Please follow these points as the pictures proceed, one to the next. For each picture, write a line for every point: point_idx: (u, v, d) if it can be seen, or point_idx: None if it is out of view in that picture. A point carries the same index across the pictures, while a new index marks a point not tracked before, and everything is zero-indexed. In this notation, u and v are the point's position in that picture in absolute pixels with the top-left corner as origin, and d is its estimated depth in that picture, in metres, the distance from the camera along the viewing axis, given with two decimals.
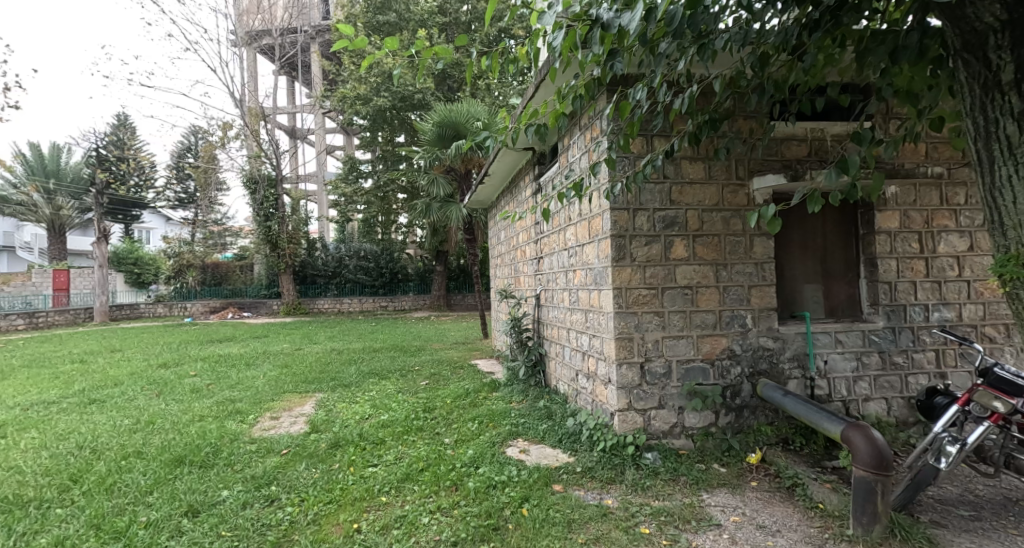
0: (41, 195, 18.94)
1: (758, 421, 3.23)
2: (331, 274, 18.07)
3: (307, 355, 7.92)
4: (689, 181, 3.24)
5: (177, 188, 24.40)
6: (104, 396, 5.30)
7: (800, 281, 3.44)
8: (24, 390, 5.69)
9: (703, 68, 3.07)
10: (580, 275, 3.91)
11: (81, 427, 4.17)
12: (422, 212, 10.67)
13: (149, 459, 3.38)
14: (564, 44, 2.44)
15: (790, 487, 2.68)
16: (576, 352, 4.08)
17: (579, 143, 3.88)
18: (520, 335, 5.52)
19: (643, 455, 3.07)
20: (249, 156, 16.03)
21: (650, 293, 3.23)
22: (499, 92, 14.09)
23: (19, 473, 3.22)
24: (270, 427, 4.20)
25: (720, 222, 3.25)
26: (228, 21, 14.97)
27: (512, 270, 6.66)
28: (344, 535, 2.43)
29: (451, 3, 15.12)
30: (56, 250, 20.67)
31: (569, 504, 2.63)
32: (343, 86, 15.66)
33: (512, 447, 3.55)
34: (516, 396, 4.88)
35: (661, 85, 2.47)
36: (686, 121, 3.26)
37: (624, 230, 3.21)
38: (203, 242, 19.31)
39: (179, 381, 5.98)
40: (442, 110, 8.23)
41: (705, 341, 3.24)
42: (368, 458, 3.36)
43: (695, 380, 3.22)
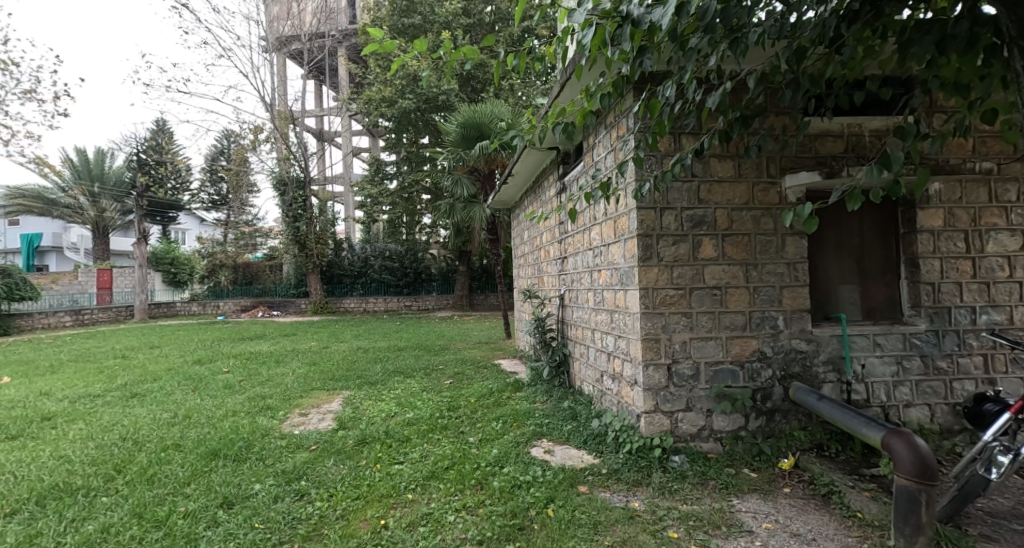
0: (86, 198, 19.74)
1: (791, 425, 3.14)
2: (357, 274, 18.40)
3: (334, 353, 8.05)
4: (717, 179, 3.18)
5: (211, 190, 25.19)
6: (144, 390, 5.50)
7: (835, 282, 3.34)
8: (72, 384, 5.94)
9: (734, 64, 3.02)
10: (605, 275, 3.88)
11: (125, 420, 4.33)
12: (446, 212, 10.72)
13: (187, 452, 3.49)
14: (593, 43, 2.43)
15: (826, 495, 2.61)
16: (601, 353, 4.04)
17: (605, 141, 3.86)
18: (544, 335, 5.52)
19: (670, 458, 3.03)
20: (279, 158, 16.44)
21: (678, 293, 3.18)
22: (523, 92, 14.08)
23: (69, 462, 3.36)
24: (299, 423, 4.28)
25: (750, 221, 3.18)
26: (260, 27, 15.42)
27: (536, 269, 6.63)
28: (371, 531, 2.46)
29: (476, 4, 15.19)
30: (99, 250, 21.56)
31: (595, 505, 2.61)
32: (369, 88, 15.90)
33: (537, 447, 3.54)
34: (541, 396, 4.86)
35: (692, 83, 2.43)
36: (716, 118, 3.20)
37: (651, 229, 3.17)
38: (235, 242, 19.87)
39: (213, 377, 6.15)
40: (466, 110, 8.27)
41: (734, 342, 3.17)
42: (394, 455, 3.40)
43: (724, 382, 3.15)
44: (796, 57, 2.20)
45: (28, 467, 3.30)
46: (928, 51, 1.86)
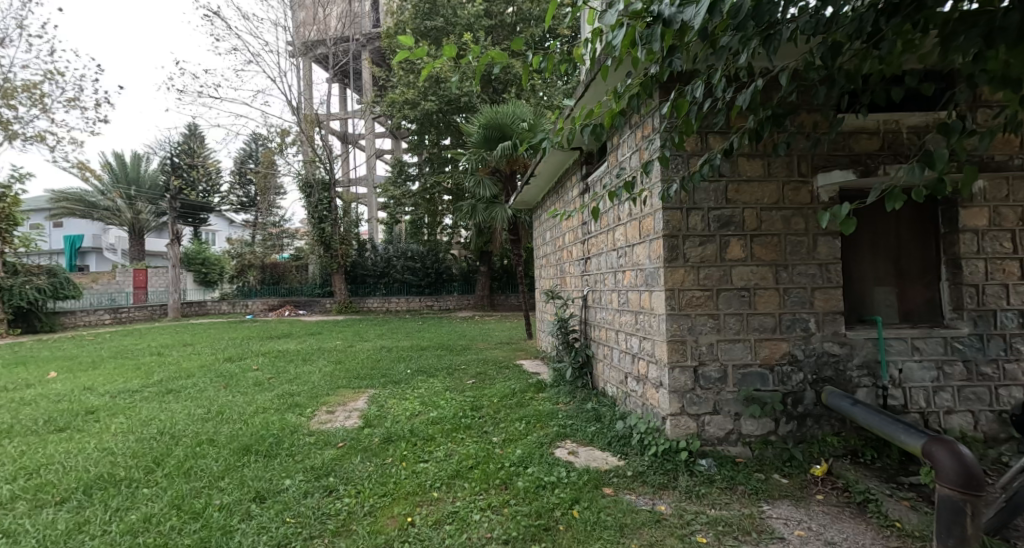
0: (123, 200, 20.48)
1: (824, 431, 3.04)
2: (380, 274, 18.65)
3: (358, 352, 8.17)
4: (746, 178, 3.13)
5: (240, 192, 25.91)
6: (178, 386, 5.68)
7: (870, 284, 3.24)
8: (112, 379, 6.17)
9: (766, 61, 2.96)
10: (629, 276, 3.84)
11: (161, 415, 4.48)
12: (468, 213, 10.80)
13: (220, 446, 3.59)
14: (623, 43, 2.43)
15: (862, 503, 2.54)
16: (625, 354, 4.01)
17: (630, 141, 3.83)
18: (567, 336, 5.50)
19: (697, 461, 2.99)
20: (305, 161, 16.80)
21: (704, 295, 3.13)
22: (544, 93, 14.07)
23: (112, 455, 3.49)
24: (326, 420, 4.37)
25: (780, 221, 3.11)
26: (287, 33, 15.80)
27: (558, 270, 6.61)
28: (399, 527, 2.49)
29: (497, 5, 15.24)
30: (135, 251, 22.39)
31: (621, 507, 2.60)
32: (392, 91, 16.05)
33: (561, 448, 3.54)
34: (563, 397, 4.84)
35: (721, 81, 2.42)
36: (745, 117, 3.14)
37: (677, 229, 3.14)
38: (263, 243, 20.33)
39: (243, 375, 6.32)
40: (488, 111, 8.28)
41: (763, 345, 3.10)
42: (419, 453, 3.43)
43: (753, 386, 3.09)
44: (831, 52, 2.15)
45: (74, 458, 3.45)
46: (976, 44, 1.79)
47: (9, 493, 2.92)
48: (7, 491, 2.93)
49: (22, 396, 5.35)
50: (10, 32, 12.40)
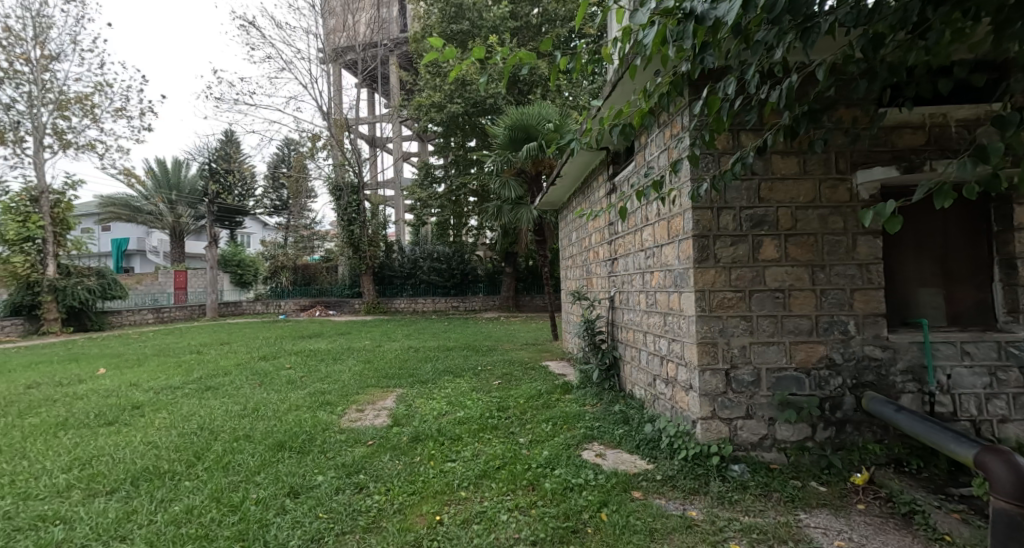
0: (165, 205, 21.31)
1: (864, 438, 2.93)
2: (407, 274, 18.90)
3: (387, 352, 8.28)
4: (780, 176, 3.05)
5: (273, 196, 26.64)
6: (217, 383, 5.87)
7: (914, 285, 3.12)
8: (155, 376, 6.43)
9: (802, 56, 2.88)
10: (658, 277, 3.79)
11: (201, 411, 4.63)
12: (494, 214, 10.87)
13: (256, 442, 3.69)
14: (654, 41, 2.41)
15: (907, 515, 2.43)
16: (654, 356, 3.95)
17: (658, 140, 3.78)
18: (594, 337, 5.45)
19: (730, 467, 2.92)
20: (335, 165, 17.16)
21: (736, 296, 3.07)
22: (570, 93, 14.01)
23: (156, 448, 3.63)
24: (356, 418, 4.45)
25: (817, 220, 3.01)
26: (318, 40, 16.19)
27: (585, 271, 6.57)
28: (428, 526, 2.52)
29: (522, 7, 15.26)
30: (176, 253, 23.29)
31: (650, 512, 2.56)
32: (419, 94, 16.22)
33: (589, 450, 3.51)
34: (590, 399, 4.82)
35: (755, 77, 2.37)
36: (779, 114, 3.07)
37: (708, 229, 3.09)
38: (295, 245, 20.86)
39: (277, 373, 6.48)
40: (514, 113, 8.29)
41: (798, 348, 3.02)
42: (447, 453, 3.46)
43: (787, 390, 3.01)
44: (873, 45, 2.08)
45: (122, 450, 3.60)
46: None
47: (64, 482, 3.07)
48: (62, 481, 3.07)
49: (74, 391, 5.62)
50: (64, 47, 13.07)
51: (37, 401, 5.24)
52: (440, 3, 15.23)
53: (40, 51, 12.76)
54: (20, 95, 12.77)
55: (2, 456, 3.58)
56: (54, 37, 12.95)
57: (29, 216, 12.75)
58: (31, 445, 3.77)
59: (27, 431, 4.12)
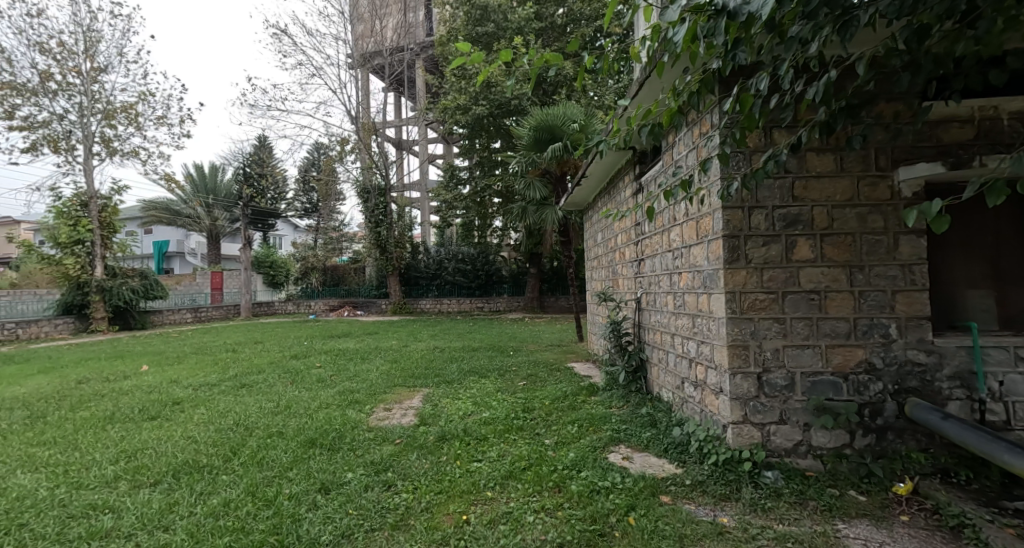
0: (202, 208, 22.05)
1: (908, 447, 2.81)
2: (433, 275, 19.08)
3: (413, 352, 8.36)
4: (815, 174, 2.97)
5: (303, 199, 27.28)
6: (251, 381, 6.04)
7: (962, 286, 2.98)
8: (194, 373, 6.65)
9: (840, 49, 2.79)
10: (686, 278, 3.72)
11: (236, 407, 4.77)
12: (519, 215, 10.87)
13: (289, 439, 3.78)
14: (685, 39, 2.38)
15: (955, 528, 2.32)
16: (682, 359, 3.89)
17: (687, 139, 3.72)
18: (620, 339, 5.39)
19: (762, 473, 2.84)
20: (363, 168, 17.44)
21: (769, 297, 2.99)
22: (596, 93, 13.92)
23: (195, 443, 3.75)
24: (384, 417, 4.50)
25: (855, 219, 2.91)
26: (347, 46, 16.51)
27: (611, 271, 6.51)
28: (454, 525, 2.53)
29: (547, 7, 15.24)
30: (213, 255, 24.07)
31: (680, 517, 2.52)
32: (445, 97, 16.36)
33: (615, 453, 3.47)
34: (617, 401, 4.76)
35: (789, 72, 2.30)
36: (815, 110, 2.98)
37: (739, 229, 3.02)
38: (324, 246, 21.28)
39: (308, 371, 6.63)
40: (538, 113, 8.28)
41: (835, 351, 2.92)
42: (473, 453, 3.47)
43: (823, 395, 2.91)
44: (917, 36, 2.00)
45: (164, 444, 3.74)
46: None
47: (112, 473, 3.20)
48: (110, 472, 3.20)
49: (120, 387, 5.86)
50: (112, 59, 13.65)
51: (85, 396, 5.47)
52: (466, 6, 15.31)
53: (90, 64, 13.36)
54: (72, 106, 13.39)
55: (55, 447, 3.75)
56: (102, 50, 13.54)
57: (78, 220, 13.32)
58: (81, 437, 3.94)
59: (77, 425, 4.31)
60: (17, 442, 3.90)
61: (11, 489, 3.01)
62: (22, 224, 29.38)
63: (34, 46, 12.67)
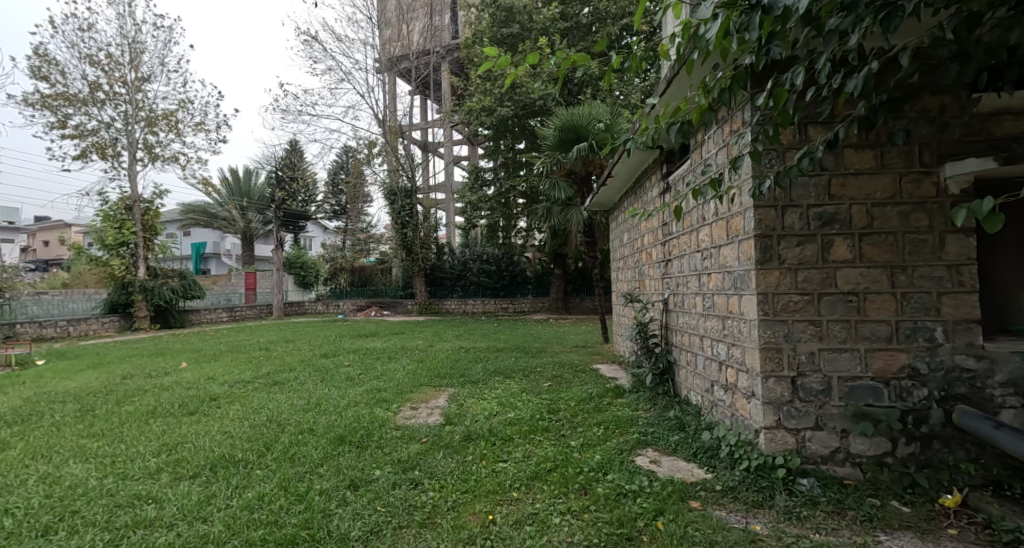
0: (237, 211, 22.73)
1: (955, 456, 2.67)
2: (457, 276, 19.20)
3: (438, 352, 8.40)
4: (854, 171, 2.86)
5: (332, 202, 27.83)
6: (283, 378, 6.18)
7: (1014, 288, 2.84)
8: (229, 371, 6.84)
9: (882, 41, 2.69)
10: (716, 279, 3.64)
11: (269, 404, 4.88)
12: (544, 216, 10.82)
13: (319, 436, 3.84)
14: (716, 34, 2.33)
15: (1008, 544, 2.20)
16: (711, 361, 3.80)
17: (716, 138, 3.64)
18: (647, 341, 5.31)
19: (797, 480, 2.76)
20: (390, 170, 17.68)
21: (804, 299, 2.90)
22: (621, 92, 13.77)
23: (231, 438, 3.85)
24: (410, 415, 4.54)
25: (897, 218, 2.79)
26: (374, 51, 16.77)
27: (637, 272, 6.43)
28: (480, 524, 2.53)
29: (572, 7, 15.15)
30: (247, 256, 24.80)
31: (710, 523, 2.46)
32: (470, 99, 16.45)
33: (643, 456, 3.42)
34: (643, 403, 4.70)
35: (827, 66, 2.23)
36: (854, 104, 2.87)
37: (771, 228, 2.94)
38: (352, 247, 21.64)
39: (336, 370, 6.73)
40: (564, 114, 8.23)
41: (876, 356, 2.80)
42: (499, 453, 3.46)
43: (862, 400, 2.80)
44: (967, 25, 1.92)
45: (201, 438, 3.86)
46: None
47: (155, 465, 3.31)
48: (153, 464, 3.32)
49: (161, 383, 6.07)
50: (155, 68, 14.18)
51: (129, 391, 5.69)
52: (491, 9, 15.35)
53: (135, 74, 13.91)
54: (118, 114, 13.97)
55: (104, 439, 3.91)
56: (146, 60, 14.09)
57: (123, 223, 13.93)
58: (127, 430, 4.10)
59: (123, 418, 4.49)
60: (69, 434, 4.08)
61: (65, 478, 3.15)
62: (72, 227, 30.81)
63: (85, 58, 13.26)
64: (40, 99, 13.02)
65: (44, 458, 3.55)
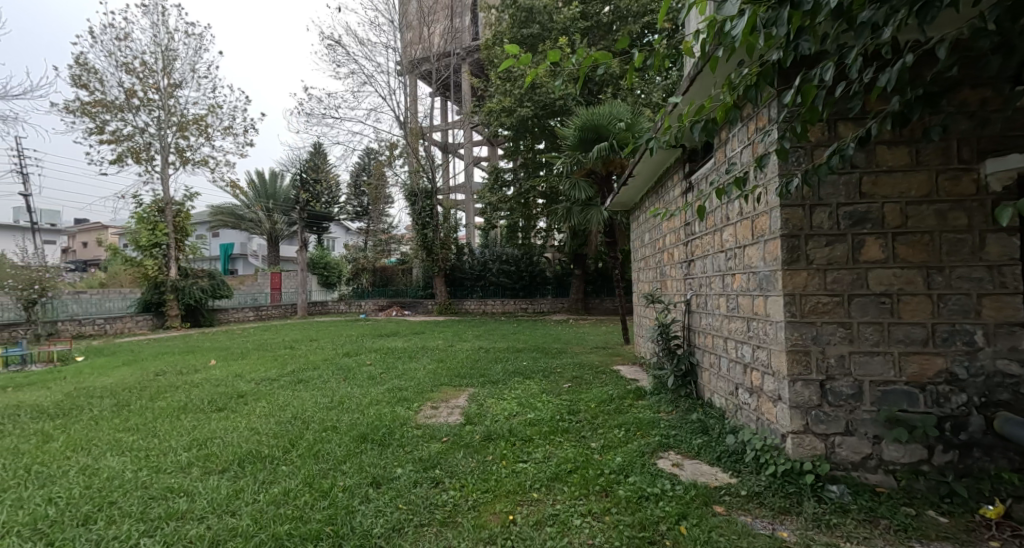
0: (263, 212, 23.22)
1: (997, 466, 2.52)
2: (477, 276, 19.26)
3: (459, 351, 8.43)
4: (887, 169, 2.77)
5: (355, 203, 28.20)
6: (307, 377, 6.27)
7: None
8: (256, 368, 6.98)
9: (917, 33, 2.60)
10: (741, 280, 3.57)
11: (294, 402, 4.96)
12: (564, 216, 10.76)
13: (342, 433, 3.89)
14: (743, 30, 2.28)
15: None
16: (736, 364, 3.73)
17: (741, 136, 3.57)
18: (668, 342, 5.23)
19: (826, 487, 2.68)
20: (411, 171, 17.82)
21: (833, 301, 2.82)
22: (643, 90, 13.61)
23: (257, 434, 3.92)
24: (431, 415, 4.56)
25: (932, 217, 2.69)
26: (396, 54, 16.93)
27: (658, 273, 6.34)
28: (501, 524, 2.52)
29: (593, 6, 15.03)
30: (272, 257, 25.29)
31: (735, 529, 2.40)
32: (490, 100, 16.47)
33: (665, 459, 3.37)
34: (665, 406, 4.63)
35: (859, 60, 2.17)
36: (886, 100, 2.78)
37: (799, 228, 2.87)
38: (374, 248, 21.89)
39: (359, 369, 6.81)
40: (584, 114, 8.17)
41: (910, 360, 2.70)
42: (518, 454, 3.45)
43: (896, 405, 2.71)
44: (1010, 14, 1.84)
45: (230, 434, 3.94)
46: None
47: (186, 459, 3.40)
48: (184, 458, 3.40)
49: (191, 379, 6.23)
50: (186, 75, 14.57)
51: (162, 387, 5.85)
52: (511, 9, 15.34)
53: (167, 80, 14.31)
54: (152, 120, 14.39)
55: (138, 433, 4.02)
56: (178, 67, 14.47)
57: (156, 225, 14.38)
58: (159, 425, 4.20)
59: (155, 413, 4.61)
60: (106, 428, 4.21)
61: (102, 470, 3.25)
62: (108, 228, 31.92)
63: (122, 66, 13.69)
64: (80, 106, 13.49)
65: (83, 450, 3.66)
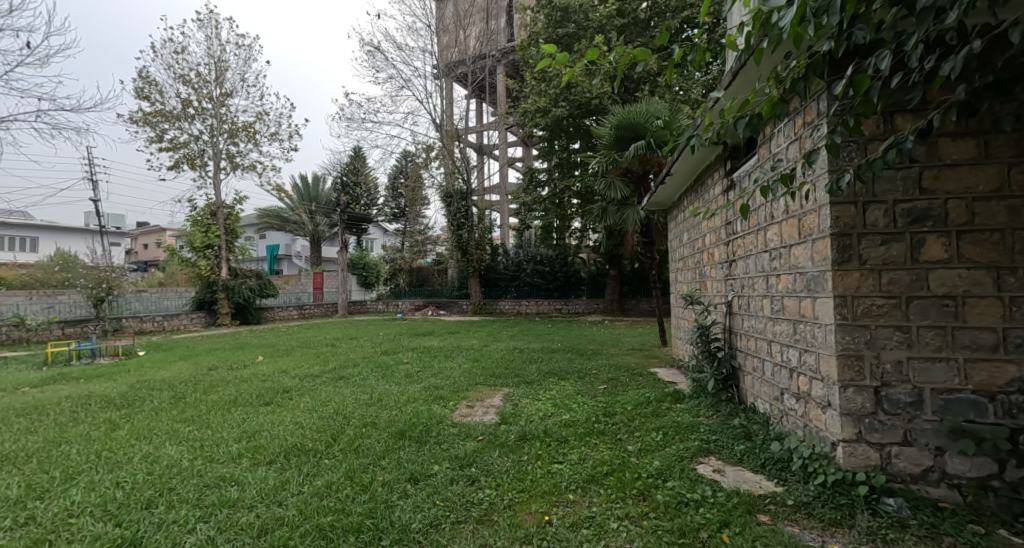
0: (306, 214, 23.94)
1: None
2: (512, 276, 19.29)
3: (494, 351, 8.44)
4: (950, 163, 2.59)
5: (392, 205, 28.68)
6: (348, 374, 6.41)
7: None
8: (300, 365, 7.19)
9: (985, 16, 2.42)
10: (786, 280, 3.43)
11: (335, 397, 5.08)
12: (599, 216, 10.59)
13: (381, 429, 3.94)
14: (792, 21, 2.18)
15: None
16: (780, 368, 3.58)
17: (787, 131, 3.43)
18: (708, 344, 5.09)
19: (882, 499, 2.53)
20: (447, 173, 18.01)
21: (889, 303, 2.66)
22: (681, 87, 13.28)
23: (302, 428, 4.04)
24: (467, 414, 4.57)
25: (1003, 213, 2.50)
26: (433, 57, 17.15)
27: (697, 273, 6.17)
28: (537, 525, 2.49)
29: (630, 3, 14.77)
30: (314, 257, 26.04)
31: (781, 539, 2.30)
32: (525, 100, 16.43)
33: (705, 464, 3.26)
34: (704, 410, 4.50)
35: (919, 48, 2.04)
36: (949, 89, 2.61)
37: (851, 227, 2.73)
38: (411, 248, 22.21)
39: (397, 367, 6.91)
40: (620, 112, 8.05)
41: (976, 367, 2.52)
42: (554, 455, 3.41)
43: (961, 415, 2.53)
44: None
45: (275, 427, 4.07)
46: None
47: (236, 450, 3.52)
48: (235, 449, 3.53)
49: (240, 375, 6.47)
50: (237, 84, 15.18)
51: (214, 381, 6.11)
52: (547, 9, 15.28)
53: (220, 90, 14.96)
54: (205, 128, 15.06)
55: (193, 424, 4.20)
56: (229, 77, 15.10)
57: (209, 227, 15.12)
58: (212, 417, 4.39)
59: (209, 406, 4.81)
60: (165, 418, 4.43)
61: (162, 458, 3.41)
62: (166, 231, 33.68)
63: (179, 78, 14.39)
64: (142, 117, 14.27)
65: (145, 438, 3.86)
